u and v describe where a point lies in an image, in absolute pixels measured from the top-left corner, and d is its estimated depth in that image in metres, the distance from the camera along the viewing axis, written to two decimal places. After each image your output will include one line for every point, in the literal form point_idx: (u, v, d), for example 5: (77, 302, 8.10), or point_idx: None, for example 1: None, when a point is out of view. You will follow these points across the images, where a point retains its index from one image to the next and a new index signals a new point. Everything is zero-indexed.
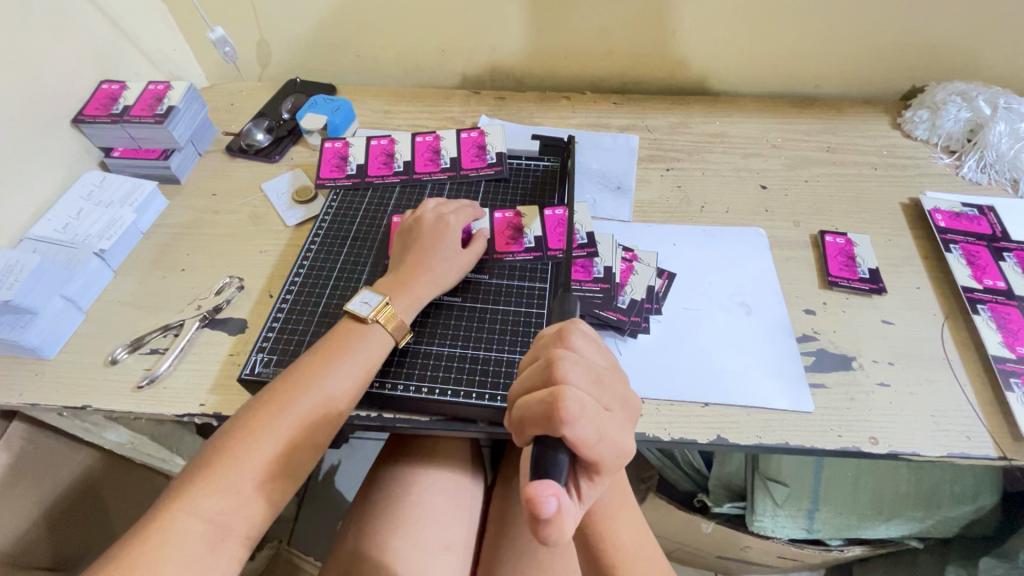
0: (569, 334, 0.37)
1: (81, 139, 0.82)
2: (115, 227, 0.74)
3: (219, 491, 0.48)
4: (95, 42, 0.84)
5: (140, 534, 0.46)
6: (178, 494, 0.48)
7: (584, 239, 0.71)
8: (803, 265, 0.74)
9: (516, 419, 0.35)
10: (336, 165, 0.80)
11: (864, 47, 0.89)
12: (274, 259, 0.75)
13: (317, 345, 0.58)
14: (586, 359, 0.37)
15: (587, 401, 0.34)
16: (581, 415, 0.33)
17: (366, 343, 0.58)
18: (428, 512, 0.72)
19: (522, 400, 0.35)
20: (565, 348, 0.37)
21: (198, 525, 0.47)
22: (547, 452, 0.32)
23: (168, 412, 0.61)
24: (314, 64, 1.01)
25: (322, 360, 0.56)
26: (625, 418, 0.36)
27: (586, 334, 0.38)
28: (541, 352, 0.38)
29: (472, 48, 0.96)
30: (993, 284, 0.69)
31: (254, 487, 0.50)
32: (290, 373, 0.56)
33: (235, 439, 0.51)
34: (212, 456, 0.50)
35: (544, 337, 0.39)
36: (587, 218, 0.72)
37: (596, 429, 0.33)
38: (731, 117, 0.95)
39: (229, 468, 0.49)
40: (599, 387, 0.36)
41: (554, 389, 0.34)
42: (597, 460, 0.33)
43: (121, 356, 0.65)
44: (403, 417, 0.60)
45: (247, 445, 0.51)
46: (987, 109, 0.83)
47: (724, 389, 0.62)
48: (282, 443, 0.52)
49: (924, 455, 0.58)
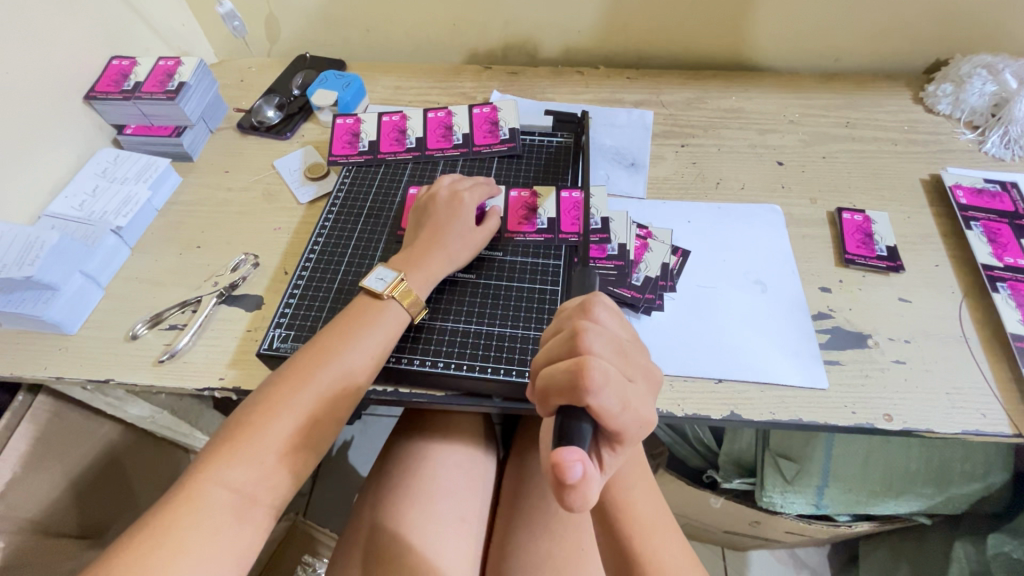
0: (592, 306, 0.38)
1: (94, 116, 0.82)
2: (131, 204, 0.75)
3: (245, 463, 0.50)
4: (105, 16, 0.83)
5: (170, 504, 0.47)
6: (206, 463, 0.50)
7: (598, 224, 0.70)
8: (820, 242, 0.73)
9: (539, 389, 0.35)
10: (348, 142, 0.80)
11: (888, 18, 0.86)
12: (288, 236, 0.76)
13: (336, 321, 0.59)
14: (609, 331, 0.37)
15: (612, 371, 0.34)
16: (606, 384, 0.33)
17: (385, 319, 0.59)
18: (444, 485, 0.73)
19: (546, 370, 0.35)
20: (587, 319, 0.37)
21: (225, 494, 0.48)
22: (571, 421, 0.33)
23: (189, 386, 0.62)
24: (324, 38, 1.00)
25: (342, 334, 0.57)
26: (647, 390, 0.37)
27: (607, 306, 0.39)
28: (564, 325, 0.38)
29: (484, 22, 0.94)
30: (1014, 262, 0.68)
31: (278, 458, 0.51)
32: (309, 348, 0.57)
33: (259, 411, 0.52)
34: (237, 428, 0.51)
35: (565, 309, 0.39)
36: (604, 204, 0.71)
37: (620, 399, 0.33)
38: (748, 92, 0.93)
39: (254, 439, 0.51)
40: (622, 358, 0.36)
41: (578, 359, 0.34)
42: (620, 430, 0.33)
43: (141, 331, 0.66)
44: (419, 392, 0.60)
45: (270, 417, 0.52)
46: (1013, 83, 0.80)
47: (739, 366, 0.62)
48: (303, 416, 0.53)
49: (938, 432, 0.58)
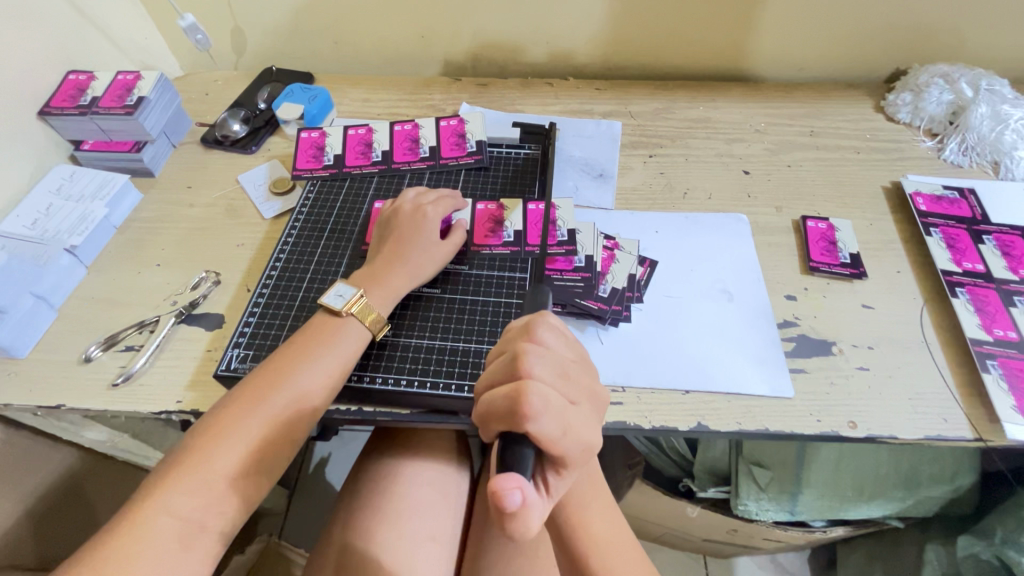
0: (536, 327, 0.38)
1: (49, 132, 0.79)
2: (86, 222, 0.73)
3: (191, 489, 0.48)
4: (62, 30, 0.81)
5: (111, 533, 0.45)
6: (151, 490, 0.48)
7: (564, 236, 0.69)
8: (785, 250, 0.74)
9: (482, 414, 0.35)
10: (313, 155, 0.79)
11: (848, 29, 0.88)
12: (252, 252, 0.74)
13: (293, 340, 0.58)
14: (553, 352, 0.37)
15: (551, 395, 0.33)
16: (545, 409, 0.32)
17: (344, 339, 0.58)
18: (414, 504, 0.72)
19: (488, 394, 0.35)
20: (531, 340, 0.37)
21: (170, 523, 0.46)
22: (512, 448, 0.32)
23: (145, 410, 0.60)
24: (291, 52, 0.99)
25: (299, 355, 0.56)
26: (592, 413, 0.37)
27: (553, 327, 0.39)
28: (508, 346, 0.38)
29: (453, 34, 0.94)
30: (973, 267, 0.69)
31: (228, 483, 0.49)
32: (264, 369, 0.55)
33: (209, 435, 0.51)
34: (184, 453, 0.50)
35: (510, 330, 0.39)
36: (572, 216, 0.70)
37: (560, 424, 0.33)
38: (715, 102, 0.94)
39: (202, 464, 0.49)
40: (565, 381, 0.36)
41: (517, 384, 0.33)
42: (563, 455, 0.33)
43: (96, 354, 0.64)
44: (384, 411, 0.59)
45: (221, 441, 0.50)
46: (969, 92, 0.83)
47: (705, 376, 0.62)
48: (254, 440, 0.51)
49: (900, 438, 0.58)
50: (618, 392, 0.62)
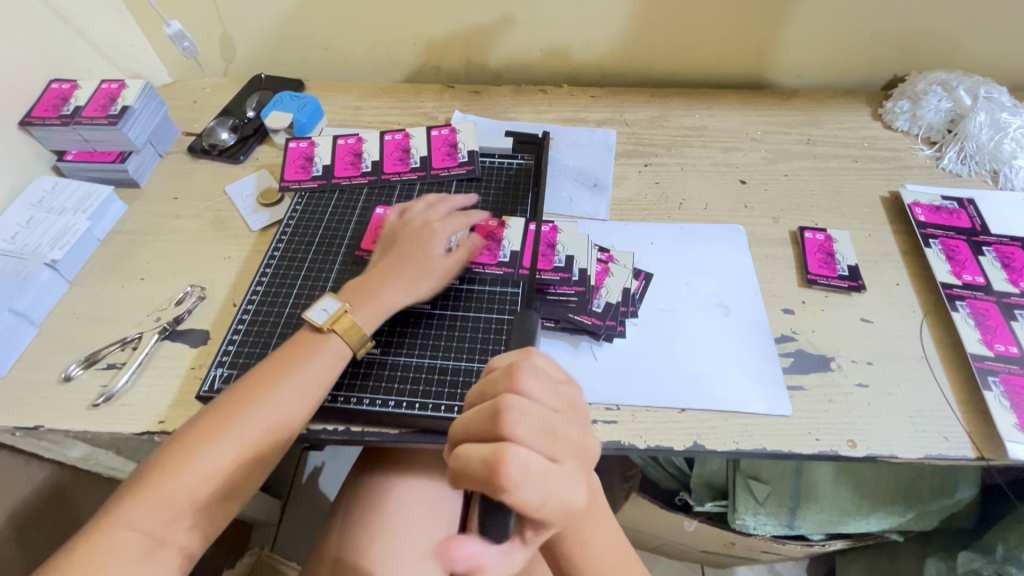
0: (518, 374, 0.37)
1: (31, 142, 0.78)
2: (68, 235, 0.71)
3: (155, 504, 0.46)
4: (45, 38, 0.79)
5: (71, 547, 0.44)
6: (114, 506, 0.46)
7: (562, 262, 0.67)
8: (782, 262, 0.73)
9: (456, 467, 0.35)
10: (301, 166, 0.77)
11: (845, 36, 0.87)
12: (239, 265, 0.73)
13: (271, 357, 0.56)
14: (537, 405, 0.36)
15: (532, 463, 0.34)
16: (523, 481, 0.33)
17: (321, 356, 0.56)
18: (404, 521, 0.69)
19: (465, 449, 0.35)
20: (513, 390, 0.37)
21: (129, 537, 0.45)
22: (493, 510, 0.34)
23: (126, 431, 0.59)
24: (281, 58, 0.98)
25: (274, 372, 0.54)
26: (578, 467, 0.36)
27: (538, 370, 0.38)
28: (490, 393, 0.38)
29: (445, 41, 0.93)
30: (973, 280, 0.68)
31: (191, 502, 0.47)
32: (238, 386, 0.54)
33: (176, 451, 0.49)
34: (153, 466, 0.48)
35: (494, 373, 0.39)
36: (574, 242, 0.68)
37: (540, 491, 0.34)
38: (711, 109, 0.92)
39: (166, 481, 0.47)
40: (549, 435, 0.36)
41: (497, 452, 0.34)
42: (543, 517, 0.34)
43: (75, 373, 0.62)
44: (372, 430, 0.57)
45: (187, 457, 0.49)
46: (967, 99, 0.82)
47: (702, 394, 0.61)
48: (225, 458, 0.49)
49: (901, 458, 0.57)
50: (612, 410, 0.60)
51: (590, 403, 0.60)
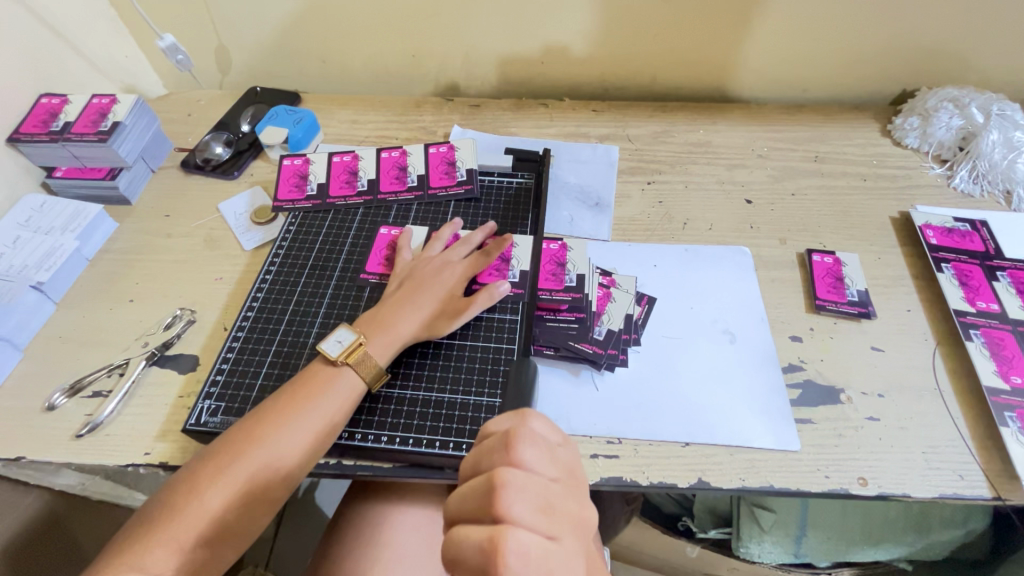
0: (517, 445, 0.36)
1: (20, 159, 0.76)
2: (55, 256, 0.69)
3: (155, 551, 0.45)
4: (35, 52, 0.78)
5: None
6: (122, 548, 0.45)
7: (572, 281, 0.66)
8: (790, 286, 0.70)
9: (452, 553, 0.33)
10: (296, 185, 0.75)
11: (853, 52, 0.85)
12: (230, 287, 0.71)
13: (282, 390, 0.54)
14: (535, 477, 0.35)
15: (533, 546, 0.32)
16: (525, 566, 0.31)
17: (335, 391, 0.54)
18: (398, 551, 0.67)
19: (459, 533, 0.33)
20: (511, 462, 0.35)
21: None
22: None
23: (111, 464, 0.57)
24: (277, 71, 0.96)
25: (285, 408, 0.52)
26: (579, 540, 0.35)
27: (535, 440, 0.37)
28: (485, 464, 0.36)
29: (444, 54, 0.91)
30: (986, 307, 0.66)
31: (200, 544, 0.46)
32: (247, 422, 0.52)
33: (184, 492, 0.47)
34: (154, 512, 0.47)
35: (488, 442, 0.37)
36: (583, 259, 0.67)
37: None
38: (716, 125, 0.90)
39: (174, 523, 0.46)
40: (548, 513, 0.34)
41: (495, 535, 0.32)
42: None
43: (59, 401, 0.60)
44: (364, 464, 0.55)
45: (194, 498, 0.47)
46: (980, 117, 0.79)
47: (706, 427, 0.59)
48: (228, 500, 0.47)
49: (915, 498, 0.55)
50: (614, 444, 0.58)
51: (590, 435, 0.58)
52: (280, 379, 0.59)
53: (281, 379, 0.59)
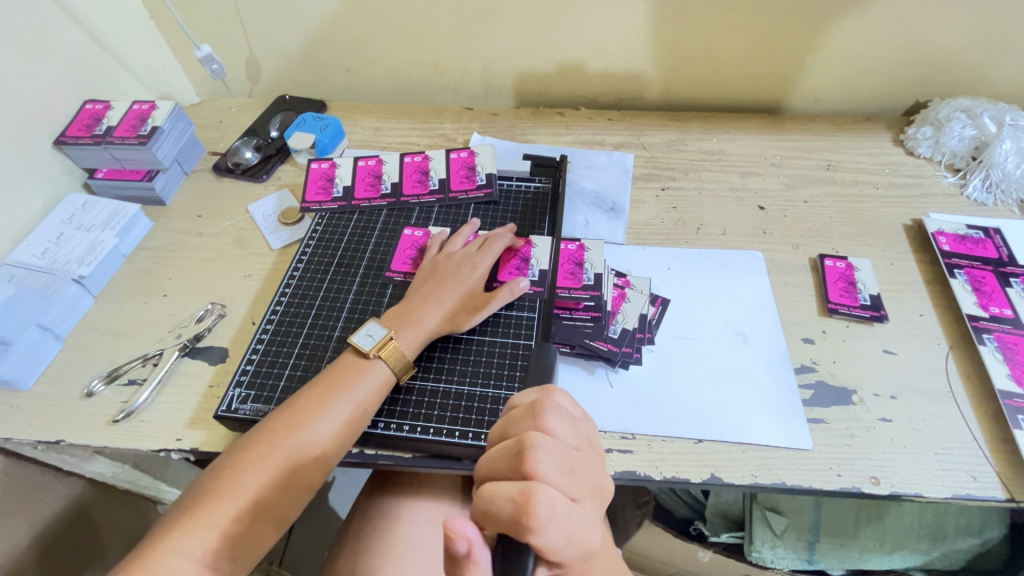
0: (543, 414, 0.39)
1: (64, 161, 0.81)
2: (95, 252, 0.73)
3: (204, 527, 0.48)
4: (81, 60, 0.83)
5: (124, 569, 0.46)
6: (170, 528, 0.48)
7: (590, 280, 0.68)
8: (802, 290, 0.72)
9: (480, 506, 0.35)
10: (322, 188, 0.79)
11: (866, 64, 0.87)
12: (259, 283, 0.74)
13: (315, 380, 0.57)
14: (560, 444, 0.38)
15: (560, 502, 0.35)
16: (551, 521, 0.34)
17: (365, 379, 0.57)
18: (415, 546, 0.67)
19: (492, 488, 0.35)
20: (537, 428, 0.39)
21: (185, 561, 0.46)
22: (513, 555, 0.34)
23: (145, 449, 0.59)
24: (304, 79, 1.00)
25: (320, 395, 0.55)
26: (597, 502, 0.38)
27: (561, 411, 0.40)
28: (513, 430, 0.40)
29: (464, 64, 0.94)
30: (1000, 312, 0.66)
31: (241, 524, 0.49)
32: (284, 409, 0.55)
33: (230, 474, 0.50)
34: (203, 490, 0.50)
35: (517, 411, 0.41)
36: (601, 260, 0.69)
37: (565, 534, 0.34)
38: (729, 134, 0.92)
39: (219, 502, 0.49)
40: (572, 476, 0.37)
41: (526, 486, 0.35)
42: (564, 560, 0.35)
43: (97, 388, 0.63)
44: (385, 454, 0.58)
45: (237, 480, 0.50)
46: (992, 126, 0.80)
47: (721, 425, 0.60)
48: (269, 479, 0.51)
49: (926, 497, 0.55)
50: (628, 439, 0.60)
51: (605, 431, 0.60)
52: (306, 370, 0.61)
53: (308, 370, 0.61)
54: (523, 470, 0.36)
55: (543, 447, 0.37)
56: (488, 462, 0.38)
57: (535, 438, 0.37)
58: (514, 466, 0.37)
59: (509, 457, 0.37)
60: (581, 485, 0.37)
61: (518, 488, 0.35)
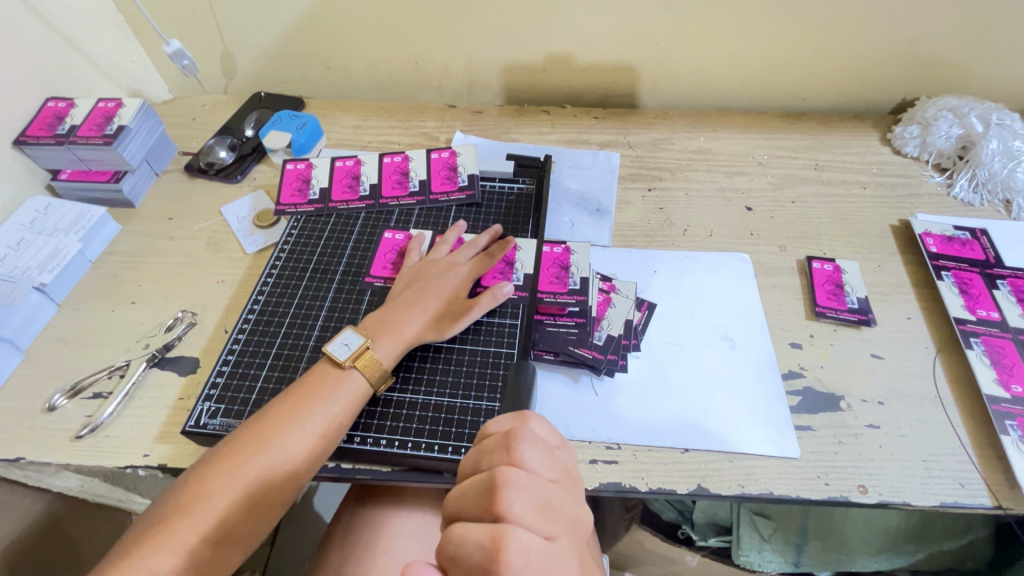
0: (518, 446, 0.38)
1: (25, 161, 0.77)
2: (58, 258, 0.70)
3: (166, 550, 0.45)
4: (42, 55, 0.79)
5: None
6: (129, 551, 0.45)
7: (576, 284, 0.66)
8: (789, 293, 0.70)
9: (450, 550, 0.35)
10: (298, 190, 0.76)
11: (853, 62, 0.85)
12: (232, 289, 0.71)
13: (288, 392, 0.55)
14: (534, 476, 0.37)
15: (533, 543, 0.34)
16: (524, 566, 0.32)
17: (341, 391, 0.55)
18: (397, 560, 0.65)
19: (460, 531, 0.35)
20: (511, 461, 0.38)
21: None
22: None
23: (111, 466, 0.57)
24: (281, 76, 0.97)
25: (294, 408, 0.53)
26: (575, 538, 0.36)
27: (537, 442, 0.39)
28: (485, 464, 0.39)
29: (447, 60, 0.91)
30: (987, 315, 0.65)
31: (205, 545, 0.46)
32: (255, 422, 0.52)
33: (195, 492, 0.48)
34: (165, 510, 0.47)
35: (491, 442, 0.40)
36: (586, 263, 0.67)
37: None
38: (716, 133, 0.91)
39: (183, 522, 0.46)
40: (547, 513, 0.36)
41: (496, 529, 0.34)
42: None
43: (59, 402, 0.60)
44: (362, 468, 0.56)
45: (203, 499, 0.47)
46: (979, 126, 0.79)
47: (707, 434, 0.59)
48: (238, 500, 0.48)
49: (914, 505, 0.54)
50: (613, 449, 0.58)
51: (589, 441, 0.59)
52: (279, 382, 0.59)
53: (281, 381, 0.59)
54: (494, 510, 0.35)
55: (516, 485, 0.36)
56: (459, 498, 0.38)
57: (507, 476, 0.36)
58: (484, 505, 0.36)
59: (480, 495, 0.36)
60: (557, 521, 0.36)
61: (489, 532, 0.34)
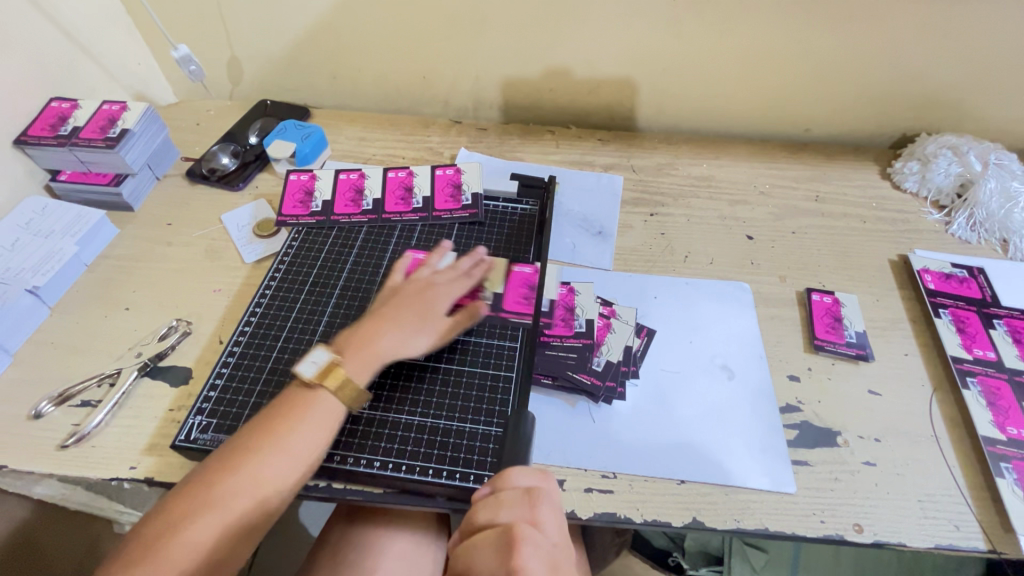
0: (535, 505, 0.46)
1: (24, 161, 0.76)
2: (53, 260, 0.69)
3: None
4: (49, 56, 0.79)
5: None
6: None
7: (582, 327, 0.66)
8: (788, 324, 0.71)
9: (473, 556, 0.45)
10: (301, 201, 0.76)
11: (854, 96, 0.87)
12: (229, 299, 0.70)
13: (257, 418, 0.53)
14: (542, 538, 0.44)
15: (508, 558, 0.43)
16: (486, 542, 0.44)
17: (311, 412, 0.53)
18: None
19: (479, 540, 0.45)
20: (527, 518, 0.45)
21: None
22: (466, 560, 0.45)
23: (95, 477, 0.55)
24: (287, 85, 0.97)
25: (265, 432, 0.51)
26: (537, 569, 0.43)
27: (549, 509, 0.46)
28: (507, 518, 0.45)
29: (454, 77, 0.92)
30: (984, 354, 0.66)
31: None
32: (226, 450, 0.51)
33: (164, 527, 0.46)
34: (135, 546, 0.45)
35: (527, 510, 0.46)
36: (591, 304, 0.68)
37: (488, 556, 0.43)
38: (719, 160, 0.92)
39: (152, 558, 0.44)
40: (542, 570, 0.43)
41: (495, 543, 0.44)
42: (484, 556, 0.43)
43: (47, 409, 0.59)
44: (354, 489, 0.55)
45: (173, 533, 0.46)
46: (978, 165, 0.80)
47: (703, 465, 0.58)
48: (210, 531, 0.46)
49: (910, 547, 0.54)
50: (609, 478, 0.57)
51: (586, 468, 0.58)
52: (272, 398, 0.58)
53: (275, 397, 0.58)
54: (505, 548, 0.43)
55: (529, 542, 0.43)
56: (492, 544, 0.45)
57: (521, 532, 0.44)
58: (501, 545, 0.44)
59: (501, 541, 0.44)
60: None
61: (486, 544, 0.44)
